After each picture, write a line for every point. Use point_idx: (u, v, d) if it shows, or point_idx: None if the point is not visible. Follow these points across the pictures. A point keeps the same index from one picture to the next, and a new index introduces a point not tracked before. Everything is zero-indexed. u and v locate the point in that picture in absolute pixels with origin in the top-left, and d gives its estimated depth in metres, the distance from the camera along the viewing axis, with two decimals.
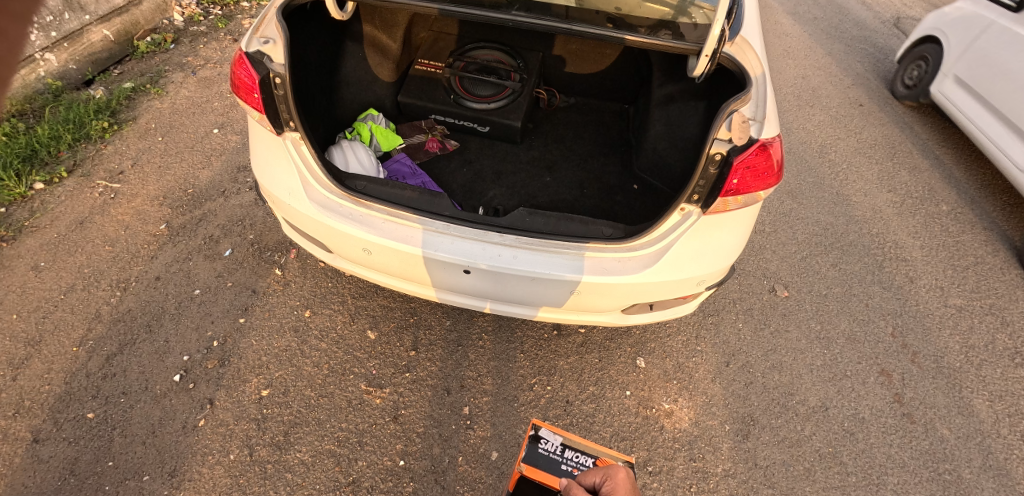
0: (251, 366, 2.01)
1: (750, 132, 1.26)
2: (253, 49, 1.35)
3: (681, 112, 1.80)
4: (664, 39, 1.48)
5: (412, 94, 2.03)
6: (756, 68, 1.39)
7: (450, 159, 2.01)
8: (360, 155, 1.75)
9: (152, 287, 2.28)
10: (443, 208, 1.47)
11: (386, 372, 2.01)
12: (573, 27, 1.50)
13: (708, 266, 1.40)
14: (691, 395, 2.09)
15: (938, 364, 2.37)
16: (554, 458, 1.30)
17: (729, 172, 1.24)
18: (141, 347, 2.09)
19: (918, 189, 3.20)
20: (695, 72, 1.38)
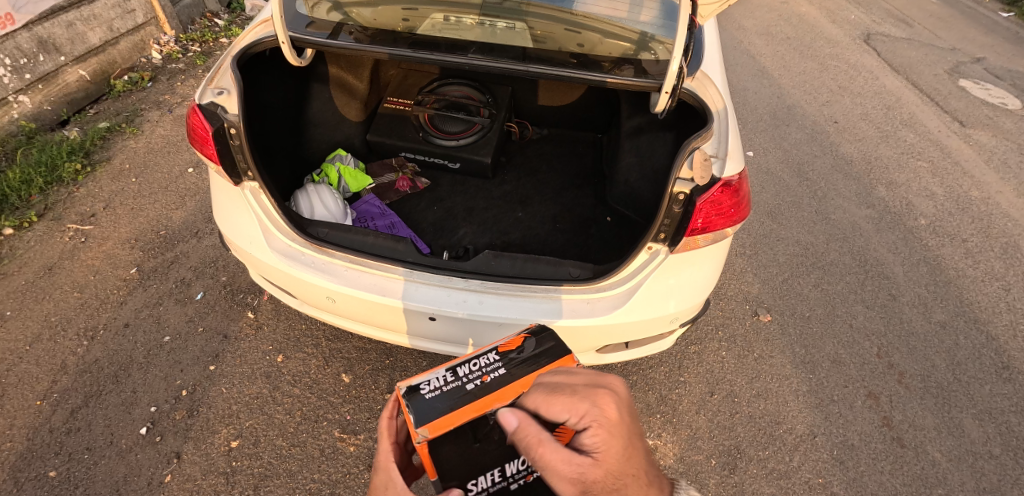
0: (220, 416, 1.95)
1: (713, 171, 1.21)
2: (207, 101, 1.33)
3: (650, 144, 1.78)
4: (629, 77, 1.47)
5: (381, 133, 2.02)
6: (719, 101, 1.35)
7: (421, 197, 2.00)
8: (326, 198, 1.72)
9: (120, 334, 2.22)
10: (408, 252, 1.43)
11: (361, 418, 1.95)
12: (540, 67, 1.48)
13: (679, 304, 1.36)
14: (675, 429, 2.04)
15: (925, 383, 2.34)
16: (449, 390, 1.04)
17: (693, 213, 1.19)
18: (107, 399, 2.02)
19: (898, 204, 3.20)
20: (657, 108, 1.34)
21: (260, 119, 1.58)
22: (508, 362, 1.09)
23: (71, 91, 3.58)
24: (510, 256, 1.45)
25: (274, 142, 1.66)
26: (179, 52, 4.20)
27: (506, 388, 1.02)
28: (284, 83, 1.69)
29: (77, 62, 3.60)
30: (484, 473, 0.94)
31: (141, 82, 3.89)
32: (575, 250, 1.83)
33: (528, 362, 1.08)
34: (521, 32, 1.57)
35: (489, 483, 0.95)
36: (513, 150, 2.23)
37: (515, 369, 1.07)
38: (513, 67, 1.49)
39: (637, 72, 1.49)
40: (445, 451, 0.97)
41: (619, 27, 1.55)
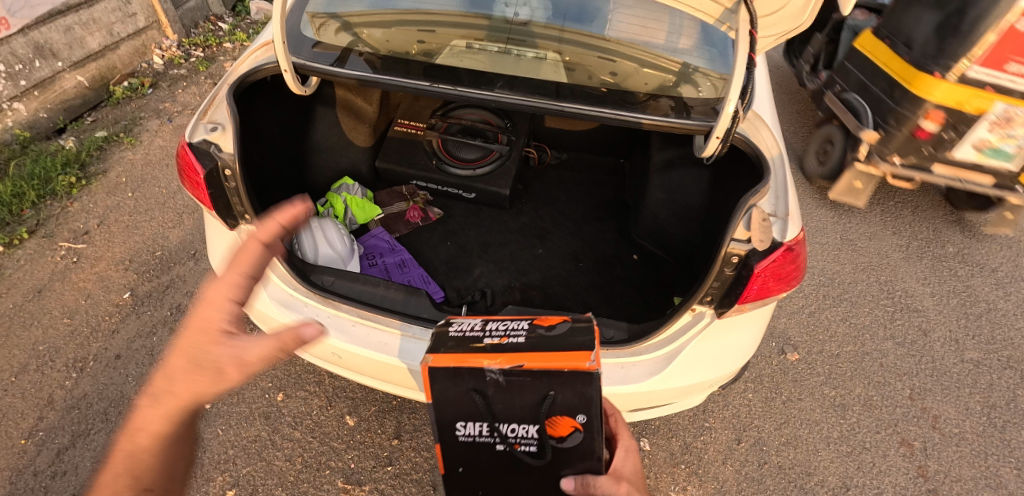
0: (216, 462, 1.83)
1: (773, 235, 1.08)
2: (199, 141, 1.19)
3: (682, 182, 1.62)
4: (669, 115, 1.33)
5: (390, 159, 1.88)
6: (774, 147, 1.23)
7: (431, 229, 1.87)
8: (331, 236, 1.57)
9: (111, 367, 2.10)
10: (424, 308, 1.30)
11: (366, 466, 1.81)
12: (573, 106, 1.36)
13: (720, 369, 1.24)
14: (701, 481, 1.92)
15: (960, 429, 2.17)
16: (468, 335, 1.10)
17: (750, 281, 1.05)
18: (97, 439, 1.92)
19: (925, 231, 2.97)
20: (705, 153, 1.21)
21: (260, 154, 1.45)
22: (534, 335, 1.08)
23: (68, 97, 3.46)
24: None
25: (274, 176, 1.54)
26: (181, 58, 4.06)
27: (511, 353, 1.03)
28: (286, 112, 1.56)
29: (75, 67, 3.47)
30: (472, 420, 1.06)
31: (141, 88, 3.76)
32: (599, 294, 1.70)
33: (550, 341, 1.06)
34: (551, 63, 1.45)
35: (478, 431, 1.07)
36: (530, 177, 2.09)
37: (534, 342, 1.06)
38: (543, 105, 1.37)
39: (677, 107, 1.36)
40: (440, 384, 1.05)
41: (659, 59, 1.42)
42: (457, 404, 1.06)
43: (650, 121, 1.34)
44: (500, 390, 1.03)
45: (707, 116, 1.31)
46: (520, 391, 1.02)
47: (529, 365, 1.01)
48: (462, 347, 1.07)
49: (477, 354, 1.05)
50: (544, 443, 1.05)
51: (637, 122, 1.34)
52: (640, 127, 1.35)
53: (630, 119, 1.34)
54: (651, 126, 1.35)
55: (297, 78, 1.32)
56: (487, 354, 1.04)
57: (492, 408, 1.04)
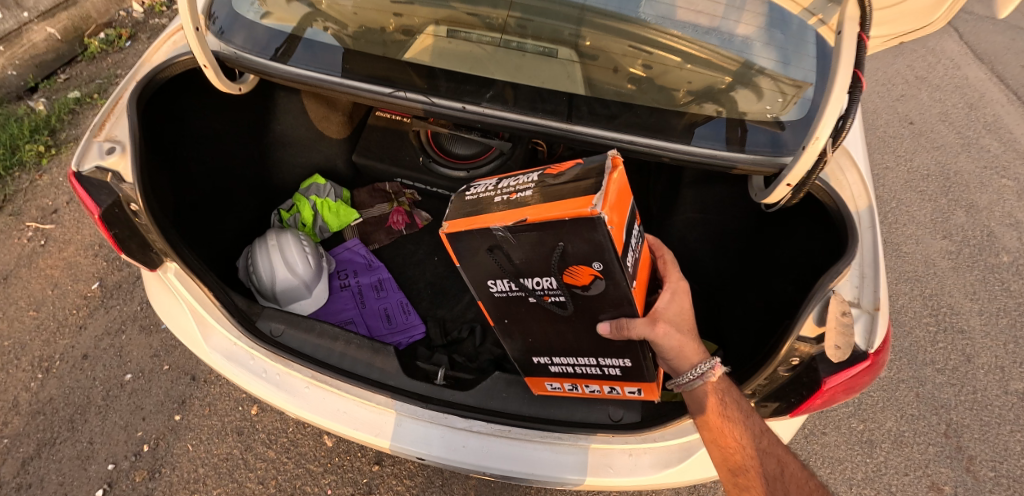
0: (185, 481, 1.73)
1: (857, 340, 0.85)
2: (92, 169, 0.94)
3: (721, 200, 1.32)
4: (744, 150, 0.98)
5: (370, 155, 1.55)
6: (861, 199, 0.99)
7: (417, 240, 1.58)
8: (290, 255, 1.31)
9: (77, 368, 1.95)
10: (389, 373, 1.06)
11: (344, 494, 1.69)
12: (591, 132, 1.03)
13: None
14: None
15: (996, 474, 1.74)
16: (481, 198, 0.88)
17: (814, 396, 0.82)
18: (62, 450, 1.81)
19: (977, 234, 2.29)
20: (770, 200, 0.97)
21: (184, 177, 1.15)
22: (541, 186, 0.82)
23: (41, 52, 2.90)
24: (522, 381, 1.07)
25: (215, 197, 1.25)
26: (162, 4, 3.29)
27: (519, 208, 0.80)
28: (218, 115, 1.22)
29: (43, 16, 2.89)
30: (498, 277, 0.89)
31: (118, 41, 3.07)
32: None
33: (560, 189, 0.79)
34: (561, 64, 1.05)
35: (508, 288, 0.90)
36: None
37: (543, 194, 0.81)
38: (559, 132, 1.04)
39: (725, 110, 1.01)
40: (461, 251, 0.87)
41: (715, 50, 1.00)
42: (475, 264, 0.88)
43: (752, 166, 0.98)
44: (515, 248, 0.82)
45: (768, 126, 0.98)
46: (532, 248, 0.81)
47: (534, 218, 0.77)
48: (471, 207, 0.87)
49: (485, 214, 0.82)
50: (571, 295, 0.86)
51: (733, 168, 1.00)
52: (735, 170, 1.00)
53: (723, 163, 0.99)
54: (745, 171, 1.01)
55: (220, 73, 1.04)
56: (495, 211, 0.82)
57: (513, 266, 0.85)
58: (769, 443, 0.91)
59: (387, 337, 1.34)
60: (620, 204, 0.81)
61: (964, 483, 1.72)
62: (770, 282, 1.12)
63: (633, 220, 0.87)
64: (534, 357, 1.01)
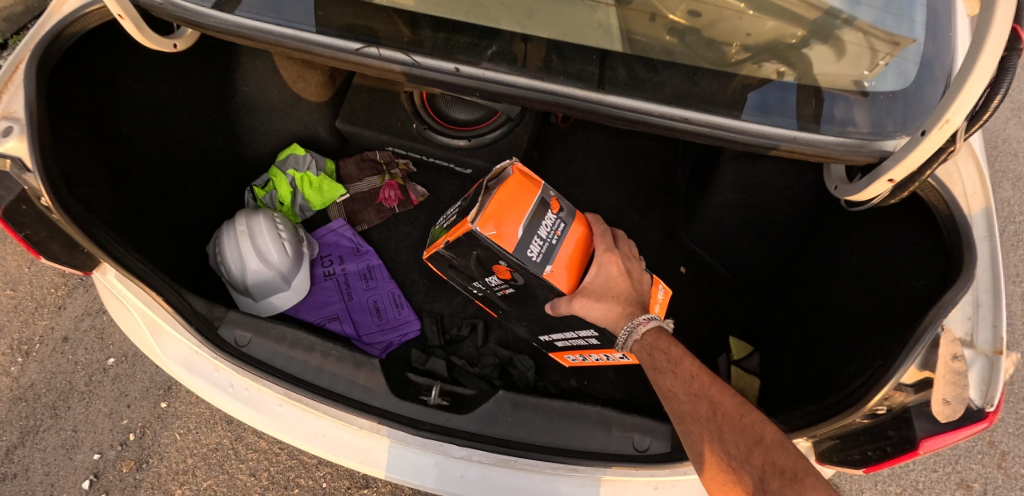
0: (174, 472, 1.65)
1: (970, 394, 0.69)
2: None
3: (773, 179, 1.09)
4: (822, 131, 0.77)
5: (358, 122, 1.33)
6: (978, 199, 0.79)
7: (411, 222, 1.38)
8: (260, 243, 1.13)
9: (58, 352, 1.80)
10: (374, 392, 0.89)
11: (341, 486, 1.62)
12: (629, 105, 0.80)
13: None
14: None
15: None
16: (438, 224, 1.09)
17: (905, 456, 0.68)
18: (46, 439, 1.71)
19: None
20: (854, 193, 0.80)
21: (117, 164, 0.93)
22: (460, 209, 0.97)
23: None
24: (532, 401, 0.90)
25: (167, 180, 1.05)
26: None
27: (444, 231, 0.97)
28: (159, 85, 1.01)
29: None
30: (466, 283, 1.08)
31: None
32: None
33: (463, 209, 0.93)
34: (590, 9, 0.81)
35: (477, 289, 1.08)
36: (550, 140, 1.53)
37: (459, 215, 0.95)
38: (587, 105, 0.81)
39: (797, 74, 0.78)
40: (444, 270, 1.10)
41: None
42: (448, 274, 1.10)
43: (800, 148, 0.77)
44: (456, 260, 0.99)
45: (852, 93, 0.76)
46: (466, 259, 0.97)
47: (447, 236, 0.93)
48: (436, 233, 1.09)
49: (435, 238, 1.04)
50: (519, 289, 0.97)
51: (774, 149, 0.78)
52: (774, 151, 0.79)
53: (762, 143, 0.78)
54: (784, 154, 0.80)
55: (142, 24, 0.83)
56: (437, 235, 1.03)
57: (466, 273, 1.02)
58: (705, 386, 0.80)
59: (377, 336, 1.18)
60: (518, 198, 0.88)
61: None
62: (841, 284, 0.95)
63: (547, 205, 0.92)
64: (541, 335, 1.08)
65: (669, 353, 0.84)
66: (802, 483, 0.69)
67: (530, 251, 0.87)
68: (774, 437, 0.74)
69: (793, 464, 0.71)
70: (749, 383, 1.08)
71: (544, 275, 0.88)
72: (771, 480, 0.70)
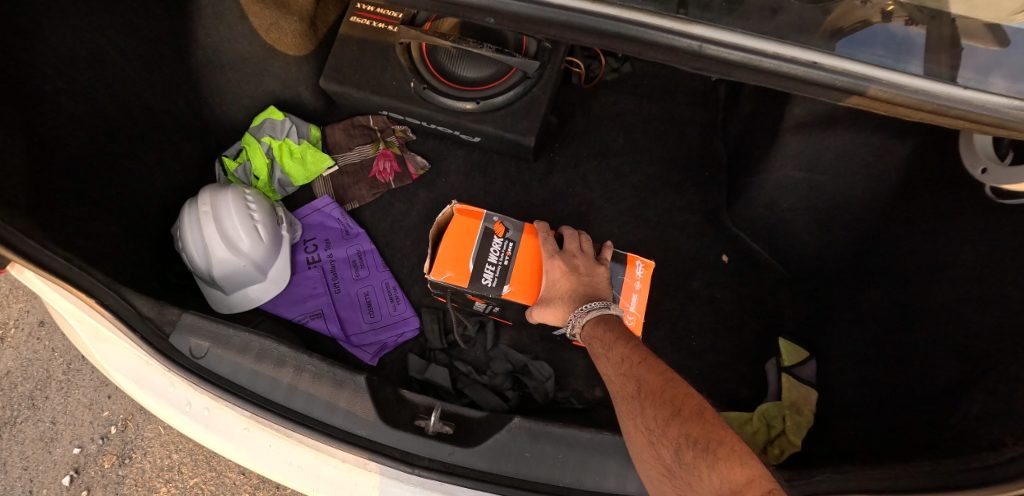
0: (159, 468, 1.53)
1: None
2: None
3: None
4: (959, 84, 0.55)
5: (344, 80, 1.13)
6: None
7: (410, 199, 1.19)
8: (228, 228, 0.94)
9: (34, 338, 1.64)
10: (361, 419, 0.71)
11: None
12: (717, 34, 0.55)
13: None
14: None
15: None
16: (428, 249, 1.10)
17: None
18: (23, 431, 1.57)
19: None
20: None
21: (38, 131, 0.75)
22: None
23: None
24: (556, 433, 0.72)
25: (107, 152, 0.87)
26: None
27: None
28: (86, 32, 0.81)
29: None
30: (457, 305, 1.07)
31: None
32: (664, 323, 1.13)
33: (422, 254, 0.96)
34: None
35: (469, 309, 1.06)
36: (572, 103, 1.33)
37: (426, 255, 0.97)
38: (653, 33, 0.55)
39: (917, 12, 0.58)
40: None
41: None
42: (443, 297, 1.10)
43: (897, 93, 0.55)
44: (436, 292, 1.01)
45: (986, 44, 0.57)
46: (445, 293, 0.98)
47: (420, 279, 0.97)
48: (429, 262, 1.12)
49: None
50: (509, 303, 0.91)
51: (862, 92, 0.55)
52: (856, 97, 0.56)
53: (846, 83, 0.55)
54: (863, 102, 0.57)
55: None
56: None
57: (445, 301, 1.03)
58: (631, 365, 0.72)
59: (369, 336, 1.02)
60: (460, 234, 0.89)
61: None
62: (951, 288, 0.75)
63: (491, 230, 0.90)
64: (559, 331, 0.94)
65: (610, 342, 0.77)
66: (715, 454, 0.59)
67: (484, 278, 0.87)
68: (696, 408, 0.64)
69: (709, 434, 0.61)
70: (803, 396, 0.96)
71: (505, 295, 0.88)
72: (684, 455, 0.60)
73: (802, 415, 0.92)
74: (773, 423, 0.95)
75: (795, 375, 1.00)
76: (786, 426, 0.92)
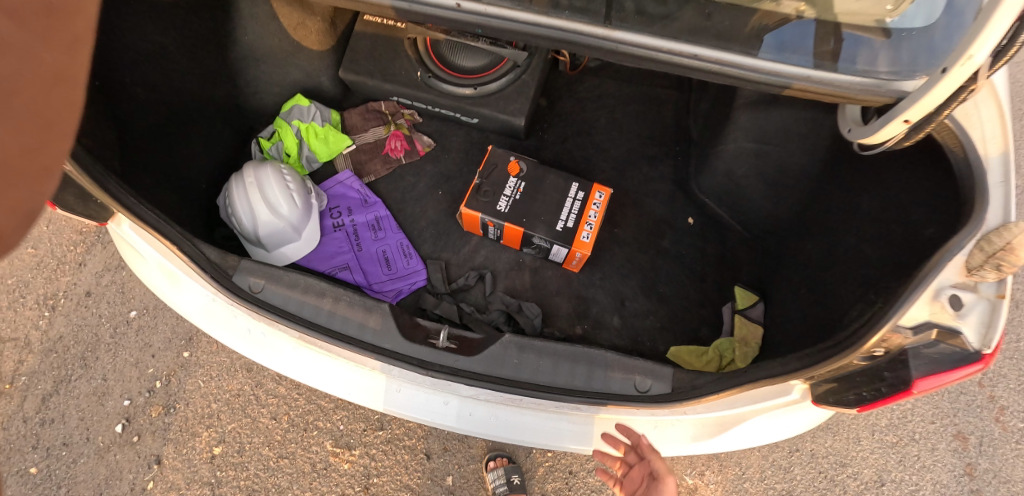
0: (200, 416, 1.72)
1: (968, 336, 0.60)
2: None
3: (783, 131, 1.11)
4: (829, 68, 0.71)
5: (360, 70, 1.32)
6: (996, 144, 0.67)
7: (418, 172, 1.37)
8: (272, 194, 1.14)
9: (82, 306, 1.82)
10: (386, 335, 0.91)
11: (357, 428, 1.67)
12: (635, 41, 0.74)
13: (764, 437, 0.92)
14: (721, 466, 1.52)
15: None
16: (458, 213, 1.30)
17: (899, 396, 0.64)
18: (78, 388, 1.75)
19: None
20: (872, 141, 0.70)
21: (121, 115, 0.94)
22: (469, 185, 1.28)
23: None
24: (537, 345, 0.93)
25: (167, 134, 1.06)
26: None
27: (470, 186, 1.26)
28: (154, 33, 1.00)
29: None
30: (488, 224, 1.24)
31: None
32: (638, 276, 1.31)
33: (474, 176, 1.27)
34: None
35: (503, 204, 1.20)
36: (558, 90, 1.52)
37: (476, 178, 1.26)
38: (590, 40, 0.76)
39: (815, 11, 0.73)
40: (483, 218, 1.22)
41: None
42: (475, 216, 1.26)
43: (803, 84, 0.72)
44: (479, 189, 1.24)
45: (874, 35, 0.71)
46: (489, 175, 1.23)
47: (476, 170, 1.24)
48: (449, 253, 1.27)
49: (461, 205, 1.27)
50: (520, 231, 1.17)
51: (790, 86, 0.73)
52: (788, 89, 0.74)
53: (778, 82, 0.73)
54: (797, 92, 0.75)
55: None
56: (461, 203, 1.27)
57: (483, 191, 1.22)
58: None
59: (387, 284, 1.22)
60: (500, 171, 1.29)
61: (990, 434, 1.51)
62: (855, 233, 0.92)
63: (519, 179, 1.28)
64: (570, 192, 1.20)
65: None
66: None
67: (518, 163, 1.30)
68: None
69: None
70: (751, 332, 1.15)
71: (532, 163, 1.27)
72: None
73: (750, 347, 1.12)
74: (725, 354, 1.15)
75: (747, 315, 1.18)
76: (735, 355, 1.12)
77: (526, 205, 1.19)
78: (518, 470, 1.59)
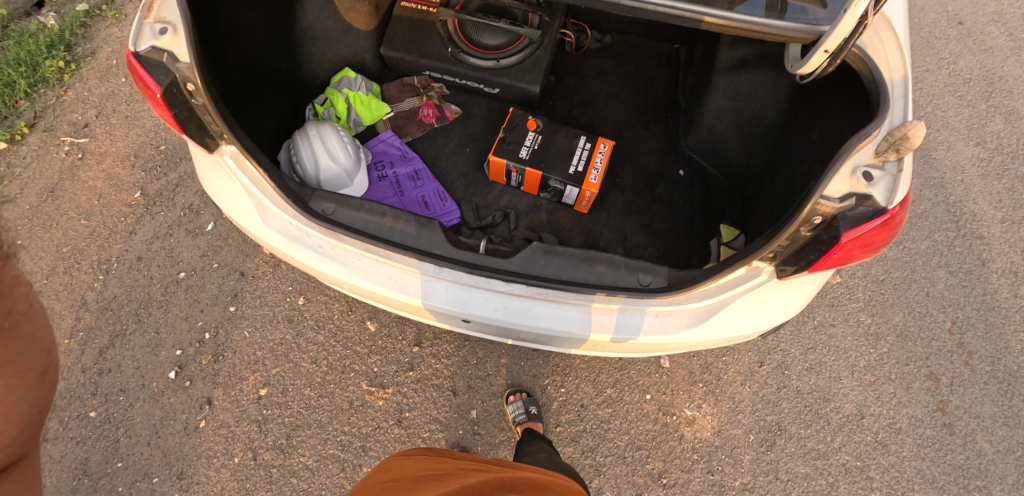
0: (246, 362, 1.76)
1: (877, 198, 0.84)
2: (149, 50, 0.95)
3: (753, 89, 1.34)
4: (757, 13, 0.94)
5: (398, 47, 1.56)
6: (897, 69, 0.95)
7: (447, 133, 1.59)
8: (331, 146, 1.37)
9: (134, 269, 1.85)
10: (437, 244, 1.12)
11: (389, 370, 1.77)
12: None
13: (749, 325, 1.10)
14: (716, 400, 1.71)
15: (994, 367, 1.72)
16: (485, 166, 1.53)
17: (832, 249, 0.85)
18: (132, 340, 1.77)
19: (1015, 141, 2.00)
20: (803, 71, 0.93)
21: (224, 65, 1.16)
22: None
23: None
24: (559, 251, 1.16)
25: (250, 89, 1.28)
26: None
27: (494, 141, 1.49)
28: None
29: None
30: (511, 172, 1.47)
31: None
32: (637, 218, 1.53)
33: None
34: None
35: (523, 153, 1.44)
36: (565, 68, 1.76)
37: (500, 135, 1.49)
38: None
39: None
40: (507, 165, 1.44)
41: None
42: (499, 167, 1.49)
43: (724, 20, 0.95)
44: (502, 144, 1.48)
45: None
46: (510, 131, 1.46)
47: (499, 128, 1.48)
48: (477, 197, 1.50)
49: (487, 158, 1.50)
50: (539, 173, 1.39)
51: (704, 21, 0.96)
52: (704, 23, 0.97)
53: (694, 16, 0.95)
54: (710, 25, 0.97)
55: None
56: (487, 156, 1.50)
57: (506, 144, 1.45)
58: None
59: None
60: None
61: (960, 374, 1.70)
62: (807, 160, 1.16)
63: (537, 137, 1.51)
64: (579, 143, 1.43)
65: None
66: None
67: None
68: None
69: None
70: None
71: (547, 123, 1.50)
72: None
73: None
74: None
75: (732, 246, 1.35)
76: None
77: (543, 154, 1.42)
78: (535, 401, 1.69)
